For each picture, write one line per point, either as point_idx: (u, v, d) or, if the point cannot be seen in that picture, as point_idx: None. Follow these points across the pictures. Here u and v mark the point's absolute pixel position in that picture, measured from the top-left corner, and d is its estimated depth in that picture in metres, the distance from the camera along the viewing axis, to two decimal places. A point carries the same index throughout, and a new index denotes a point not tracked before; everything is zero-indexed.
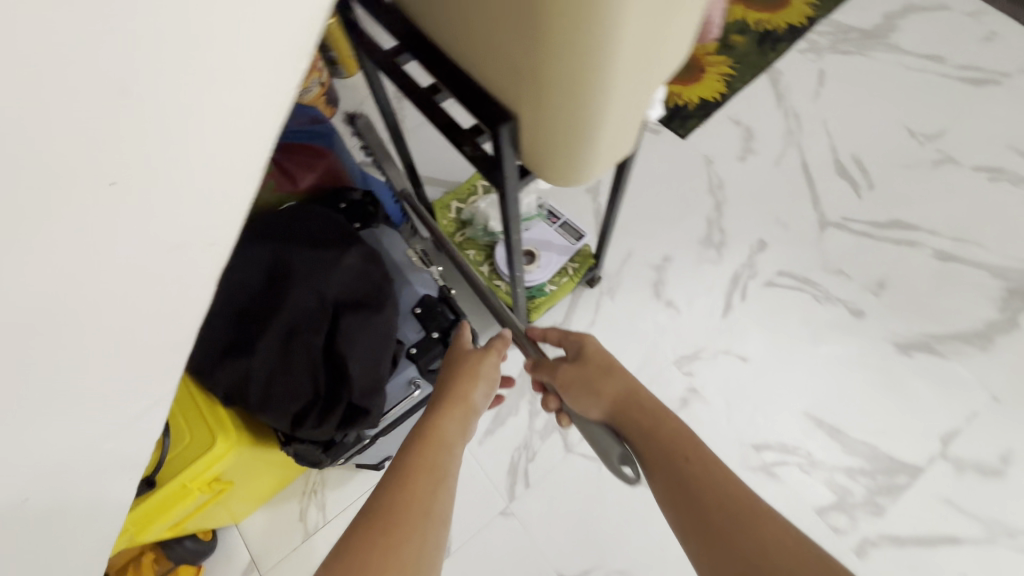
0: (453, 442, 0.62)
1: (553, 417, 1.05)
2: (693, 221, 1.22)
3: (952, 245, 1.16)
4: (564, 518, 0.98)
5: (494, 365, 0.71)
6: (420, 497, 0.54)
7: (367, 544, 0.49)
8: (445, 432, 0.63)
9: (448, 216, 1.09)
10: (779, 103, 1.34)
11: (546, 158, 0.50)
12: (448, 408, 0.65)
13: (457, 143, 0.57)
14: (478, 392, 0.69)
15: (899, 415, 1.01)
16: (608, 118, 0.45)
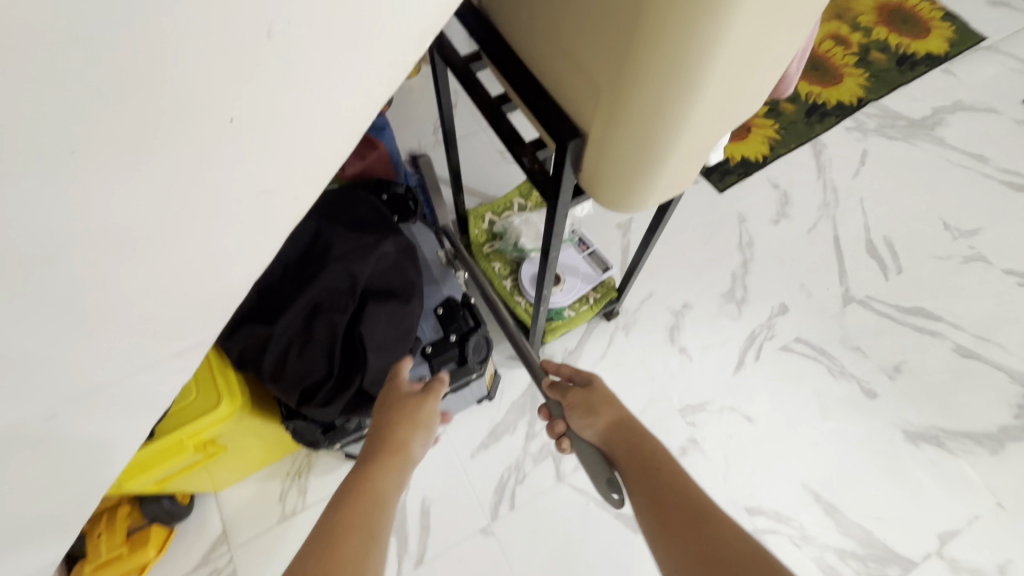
0: (390, 494, 0.57)
1: (549, 442, 1.04)
2: (717, 273, 1.22)
3: (973, 342, 1.15)
4: (544, 548, 0.96)
5: (433, 408, 0.66)
6: (351, 555, 0.48)
7: None
8: (375, 491, 0.56)
9: (481, 227, 1.11)
10: (819, 175, 1.36)
11: (603, 182, 0.51)
12: (383, 456, 0.60)
13: (516, 153, 0.59)
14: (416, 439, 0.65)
15: (899, 504, 0.99)
16: (673, 156, 0.46)
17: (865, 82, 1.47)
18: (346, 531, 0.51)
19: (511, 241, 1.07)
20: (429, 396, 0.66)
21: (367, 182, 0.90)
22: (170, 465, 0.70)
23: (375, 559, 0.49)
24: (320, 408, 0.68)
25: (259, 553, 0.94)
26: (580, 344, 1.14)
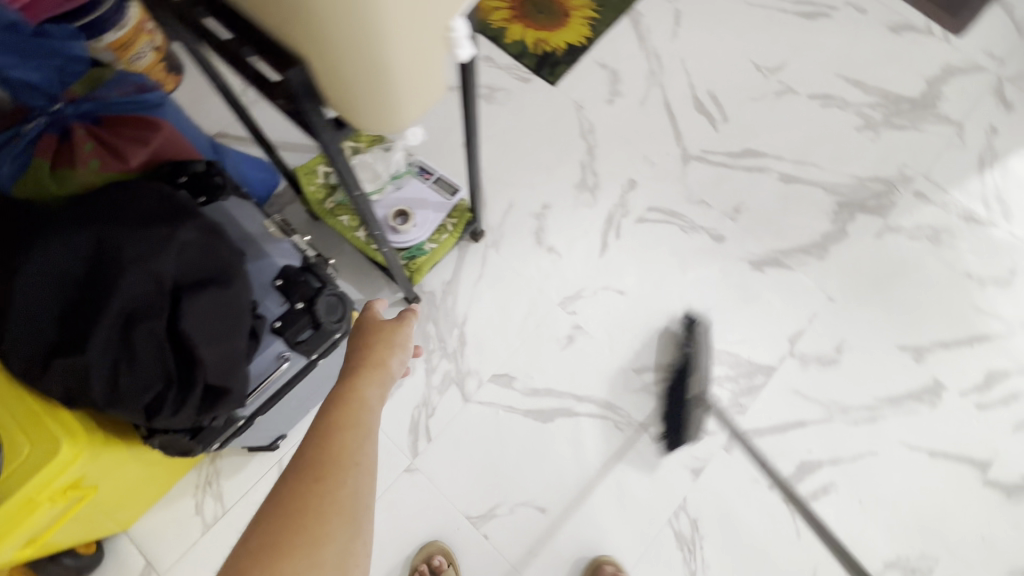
0: (375, 402, 0.66)
1: (449, 371, 1.07)
2: (568, 167, 1.26)
3: (794, 167, 1.28)
4: (468, 465, 1.02)
5: (408, 327, 0.74)
6: (347, 449, 0.59)
7: (300, 490, 0.55)
8: (364, 392, 0.65)
9: (316, 182, 1.04)
10: (641, 44, 1.39)
11: (346, 102, 0.48)
12: (364, 372, 0.68)
13: (271, 96, 0.54)
14: (394, 356, 0.72)
15: (755, 324, 1.14)
16: (402, 87, 0.48)
17: None
18: (341, 429, 0.61)
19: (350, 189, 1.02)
20: (406, 319, 0.74)
21: (159, 172, 0.82)
22: (31, 526, 0.65)
23: (369, 452, 0.60)
24: (173, 417, 0.65)
25: (191, 568, 0.93)
26: (456, 272, 1.15)
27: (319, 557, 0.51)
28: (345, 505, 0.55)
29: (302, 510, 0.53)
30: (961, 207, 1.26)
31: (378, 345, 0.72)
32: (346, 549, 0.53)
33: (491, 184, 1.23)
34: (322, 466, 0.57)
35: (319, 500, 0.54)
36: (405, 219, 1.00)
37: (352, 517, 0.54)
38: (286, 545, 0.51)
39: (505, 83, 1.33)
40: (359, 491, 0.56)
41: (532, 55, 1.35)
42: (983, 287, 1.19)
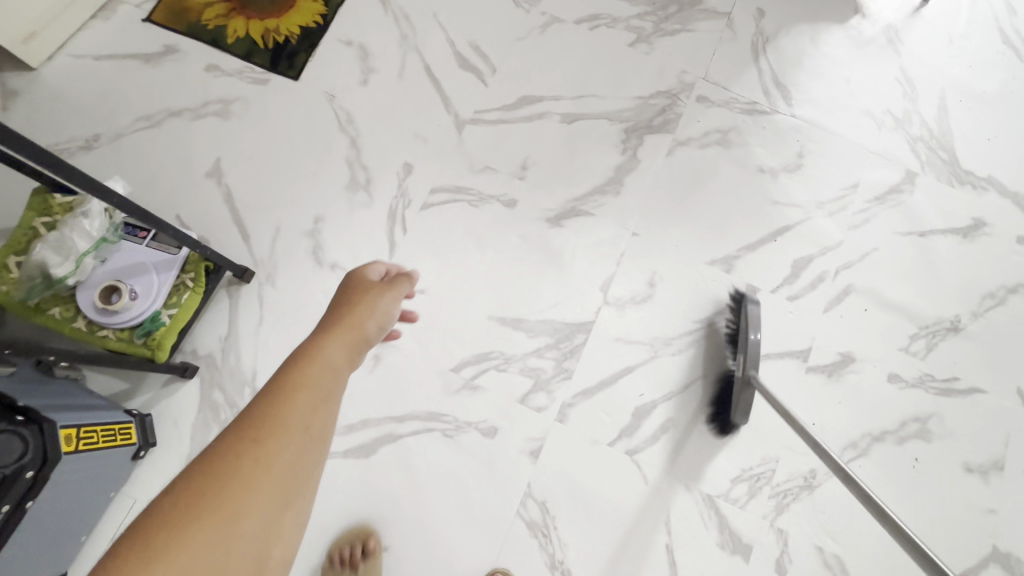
0: (340, 364, 0.60)
1: None
2: (332, 168, 1.12)
3: (574, 104, 1.20)
4: None
5: (390, 302, 0.73)
6: (302, 409, 0.52)
7: (239, 449, 0.47)
8: (329, 353, 0.60)
9: (9, 277, 0.87)
10: (385, 6, 1.23)
11: None
12: (333, 333, 0.63)
13: None
14: (370, 321, 0.69)
15: (565, 283, 1.08)
16: None
17: None
18: (298, 387, 0.54)
19: (40, 274, 0.86)
20: (390, 291, 0.73)
21: None
22: None
23: (328, 415, 0.53)
24: None
25: None
26: (232, 324, 1.02)
27: (243, 521, 0.44)
28: (287, 467, 0.48)
29: (235, 466, 0.46)
30: (743, 102, 1.23)
31: (355, 309, 0.69)
32: (275, 516, 0.46)
33: (249, 211, 1.08)
34: (267, 423, 0.49)
35: (259, 456, 0.47)
36: (120, 294, 0.86)
37: (293, 481, 0.48)
38: (210, 502, 0.44)
39: (239, 91, 1.15)
40: (304, 459, 0.49)
41: (263, 51, 1.17)
42: (776, 179, 1.18)
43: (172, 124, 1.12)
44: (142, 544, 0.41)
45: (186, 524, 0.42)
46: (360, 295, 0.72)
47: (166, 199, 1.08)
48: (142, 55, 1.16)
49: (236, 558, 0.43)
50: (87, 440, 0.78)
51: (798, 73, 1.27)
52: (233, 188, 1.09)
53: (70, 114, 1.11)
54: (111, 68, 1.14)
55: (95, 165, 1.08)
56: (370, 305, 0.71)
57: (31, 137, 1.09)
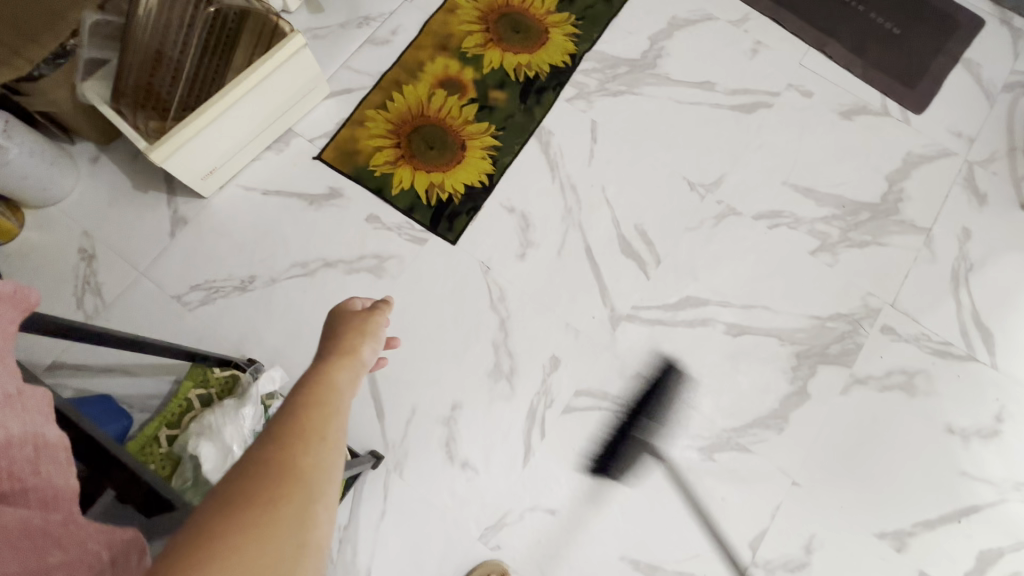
0: (343, 390, 0.54)
1: None
2: (477, 351, 1.06)
3: (741, 314, 1.09)
4: None
5: (381, 321, 0.64)
6: (313, 420, 0.49)
7: (261, 468, 0.44)
8: (332, 377, 0.54)
9: (159, 453, 0.85)
10: (553, 174, 1.17)
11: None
12: (332, 362, 0.57)
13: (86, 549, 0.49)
14: (366, 347, 0.61)
15: (710, 531, 0.97)
16: None
17: (574, 31, 1.27)
18: (309, 403, 0.51)
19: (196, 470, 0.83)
20: (377, 314, 0.64)
21: None
22: None
23: (337, 425, 0.50)
24: None
25: None
26: (354, 514, 0.97)
27: (273, 524, 0.41)
28: (299, 491, 0.44)
29: (251, 485, 0.42)
30: (936, 340, 1.09)
31: (350, 334, 0.61)
32: (305, 517, 0.43)
33: (387, 387, 1.03)
34: (285, 435, 0.47)
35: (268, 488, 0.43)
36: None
37: (309, 499, 0.44)
38: (223, 541, 0.39)
39: (395, 248, 1.11)
40: (324, 466, 0.46)
41: (425, 207, 1.14)
42: (967, 444, 1.03)
43: (326, 275, 1.09)
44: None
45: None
46: (353, 319, 0.63)
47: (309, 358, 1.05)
48: (309, 195, 1.14)
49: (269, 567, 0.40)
50: None
51: (1004, 313, 1.11)
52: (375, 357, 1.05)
53: (232, 251, 1.10)
54: (276, 205, 1.13)
55: (248, 309, 1.07)
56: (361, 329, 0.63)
57: (193, 269, 1.09)
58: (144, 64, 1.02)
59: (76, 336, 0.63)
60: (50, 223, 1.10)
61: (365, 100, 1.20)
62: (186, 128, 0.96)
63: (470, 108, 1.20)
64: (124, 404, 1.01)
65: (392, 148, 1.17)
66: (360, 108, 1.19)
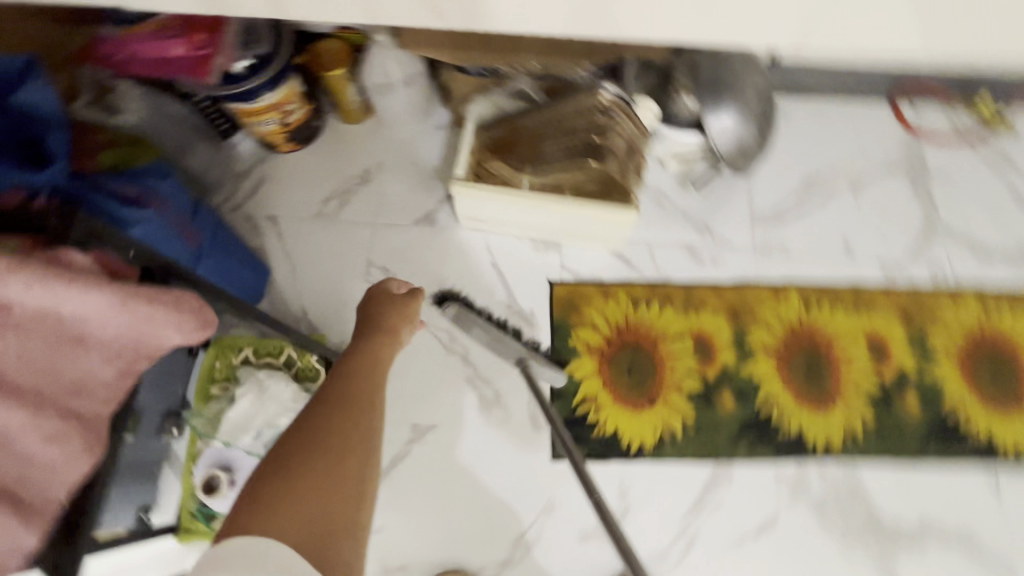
0: (387, 356, 0.74)
1: None
2: (470, 555, 0.99)
3: None
4: None
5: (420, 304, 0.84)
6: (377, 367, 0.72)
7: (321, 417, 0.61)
8: (379, 346, 0.74)
9: (228, 360, 0.93)
10: (690, 513, 1.02)
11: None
12: (372, 336, 0.75)
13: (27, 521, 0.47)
14: (406, 326, 0.81)
15: None
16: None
17: (858, 430, 1.05)
18: (366, 361, 0.71)
19: (222, 408, 0.90)
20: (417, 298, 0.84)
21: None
22: None
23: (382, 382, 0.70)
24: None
25: None
26: None
27: (335, 469, 0.57)
28: (366, 405, 0.64)
29: (315, 440, 0.58)
30: None
31: (393, 314, 0.80)
32: (356, 466, 0.58)
33: (388, 493, 1.01)
34: (344, 389, 0.65)
35: (346, 405, 0.62)
36: (219, 471, 0.90)
37: (358, 437, 0.60)
38: (298, 460, 0.56)
39: (515, 409, 1.06)
40: (366, 420, 0.63)
41: (569, 408, 1.06)
42: None
43: (454, 366, 1.08)
44: (271, 483, 0.54)
45: (299, 481, 0.54)
46: (393, 303, 0.82)
47: None
48: (513, 301, 1.13)
49: (337, 496, 0.55)
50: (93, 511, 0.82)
51: None
52: (402, 462, 1.03)
53: (428, 276, 1.15)
54: (488, 282, 1.14)
55: None
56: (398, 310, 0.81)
57: (395, 259, 1.16)
58: (533, 119, 1.05)
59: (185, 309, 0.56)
60: (371, 133, 1.23)
61: (631, 283, 1.14)
62: (498, 193, 1.02)
63: (695, 383, 1.08)
64: (266, 288, 1.13)
65: (602, 339, 1.10)
66: (620, 285, 1.14)
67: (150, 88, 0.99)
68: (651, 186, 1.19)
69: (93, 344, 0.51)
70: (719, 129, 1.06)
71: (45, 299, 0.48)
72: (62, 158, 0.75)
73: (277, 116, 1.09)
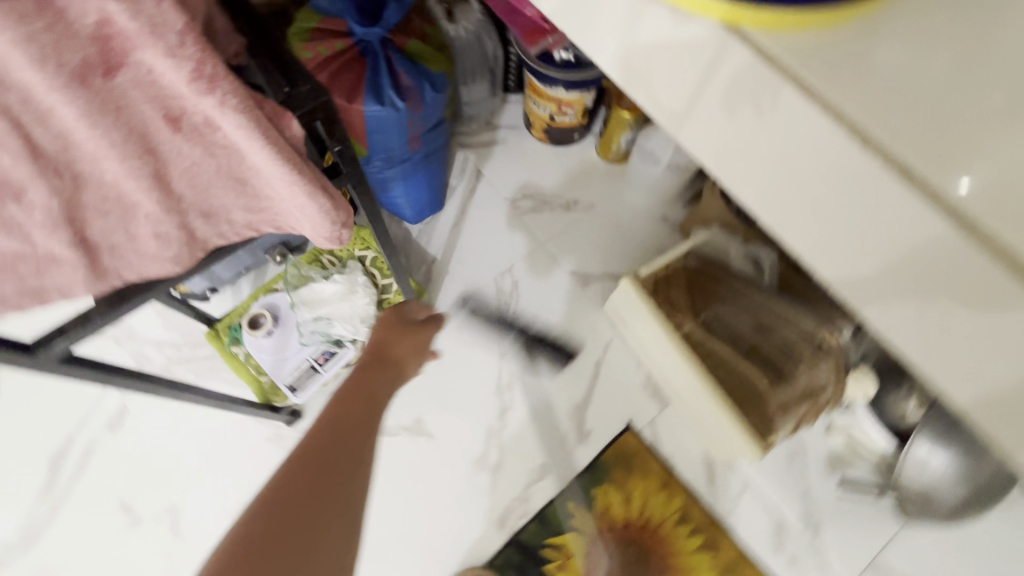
0: (381, 396, 0.58)
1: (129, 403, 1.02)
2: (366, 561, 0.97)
3: None
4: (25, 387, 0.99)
5: (435, 332, 0.70)
6: (368, 410, 0.55)
7: (288, 489, 0.44)
8: (377, 387, 0.59)
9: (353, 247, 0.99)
10: None
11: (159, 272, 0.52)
12: (372, 372, 0.60)
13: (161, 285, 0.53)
14: (411, 358, 0.66)
15: None
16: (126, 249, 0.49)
17: None
18: (352, 405, 0.54)
19: (313, 277, 0.95)
20: (429, 326, 0.70)
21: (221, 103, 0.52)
22: None
23: (374, 428, 0.53)
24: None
25: None
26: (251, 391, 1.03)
27: None
28: (363, 430, 0.51)
29: (272, 531, 0.42)
30: None
31: (405, 343, 0.67)
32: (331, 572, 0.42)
33: None
34: (323, 449, 0.48)
35: (345, 426, 0.51)
36: (266, 314, 0.94)
37: (336, 521, 0.44)
38: None
39: (502, 492, 0.99)
40: (352, 490, 0.46)
41: (542, 536, 0.97)
42: None
43: (492, 410, 1.04)
44: None
45: None
46: (409, 326, 0.69)
47: (411, 373, 1.06)
48: (582, 407, 1.05)
49: None
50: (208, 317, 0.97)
51: None
52: (387, 439, 1.02)
53: (542, 323, 1.10)
54: (581, 374, 1.07)
55: (479, 329, 1.10)
56: (410, 337, 0.67)
57: (532, 285, 1.13)
58: (745, 290, 0.95)
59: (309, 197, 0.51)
60: (609, 180, 1.20)
61: (696, 498, 0.99)
62: (664, 325, 0.90)
63: None
64: (427, 220, 1.18)
65: (624, 517, 0.98)
66: (685, 488, 0.99)
67: (489, 23, 1.05)
68: (799, 438, 1.01)
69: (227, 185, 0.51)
70: (917, 462, 0.85)
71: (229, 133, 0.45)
72: (385, 26, 0.88)
73: (552, 108, 1.11)
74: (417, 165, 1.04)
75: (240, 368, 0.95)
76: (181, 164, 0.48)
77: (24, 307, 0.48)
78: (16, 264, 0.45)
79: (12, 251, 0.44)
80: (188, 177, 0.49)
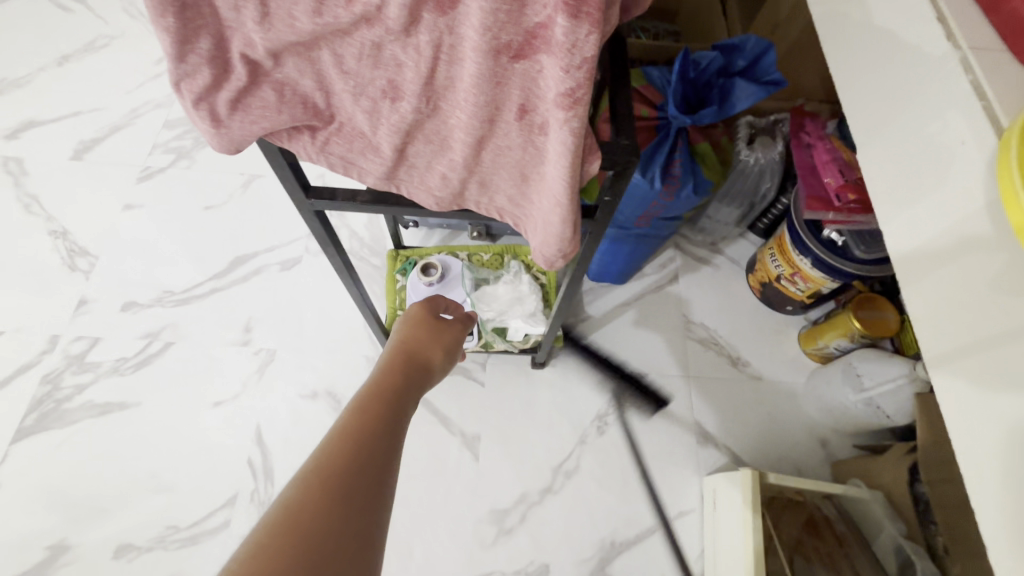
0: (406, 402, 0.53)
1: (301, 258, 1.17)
2: None
3: None
4: (259, 200, 1.22)
5: (458, 338, 0.67)
6: (384, 414, 0.48)
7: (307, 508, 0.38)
8: (400, 387, 0.53)
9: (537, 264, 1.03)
10: None
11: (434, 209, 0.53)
12: (391, 372, 0.55)
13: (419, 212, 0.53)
14: (439, 353, 0.63)
15: (54, 490, 0.96)
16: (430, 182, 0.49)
17: None
18: (365, 408, 0.48)
19: (487, 281, 1.01)
20: (455, 326, 0.68)
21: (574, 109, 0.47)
22: None
23: (389, 442, 0.46)
24: None
25: None
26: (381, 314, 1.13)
27: None
28: (391, 415, 0.49)
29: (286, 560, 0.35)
30: None
31: (429, 340, 0.63)
32: None
33: (417, 420, 1.05)
34: (334, 468, 0.41)
35: (361, 446, 0.44)
36: (438, 268, 1.01)
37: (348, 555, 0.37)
38: None
39: (497, 557, 0.95)
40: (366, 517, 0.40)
41: None
42: None
43: (542, 482, 1.00)
44: None
45: None
46: (435, 327, 0.65)
47: (502, 397, 1.07)
48: (618, 549, 0.95)
49: None
50: (397, 238, 1.07)
51: None
52: (444, 433, 1.04)
53: (640, 445, 1.03)
54: (641, 520, 0.97)
55: (581, 407, 1.07)
56: (434, 339, 0.63)
57: (656, 406, 1.07)
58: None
59: (574, 228, 0.48)
60: (793, 371, 1.10)
61: None
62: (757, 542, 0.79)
63: None
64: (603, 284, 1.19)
65: None
66: None
67: (781, 167, 1.03)
68: None
69: (513, 177, 0.46)
70: None
71: (558, 148, 0.40)
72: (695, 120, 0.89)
73: (784, 272, 1.05)
74: (631, 239, 1.06)
75: (390, 292, 1.04)
76: (499, 141, 0.42)
77: (316, 162, 0.45)
78: (344, 129, 0.43)
79: (355, 121, 0.42)
80: (493, 154, 0.43)
